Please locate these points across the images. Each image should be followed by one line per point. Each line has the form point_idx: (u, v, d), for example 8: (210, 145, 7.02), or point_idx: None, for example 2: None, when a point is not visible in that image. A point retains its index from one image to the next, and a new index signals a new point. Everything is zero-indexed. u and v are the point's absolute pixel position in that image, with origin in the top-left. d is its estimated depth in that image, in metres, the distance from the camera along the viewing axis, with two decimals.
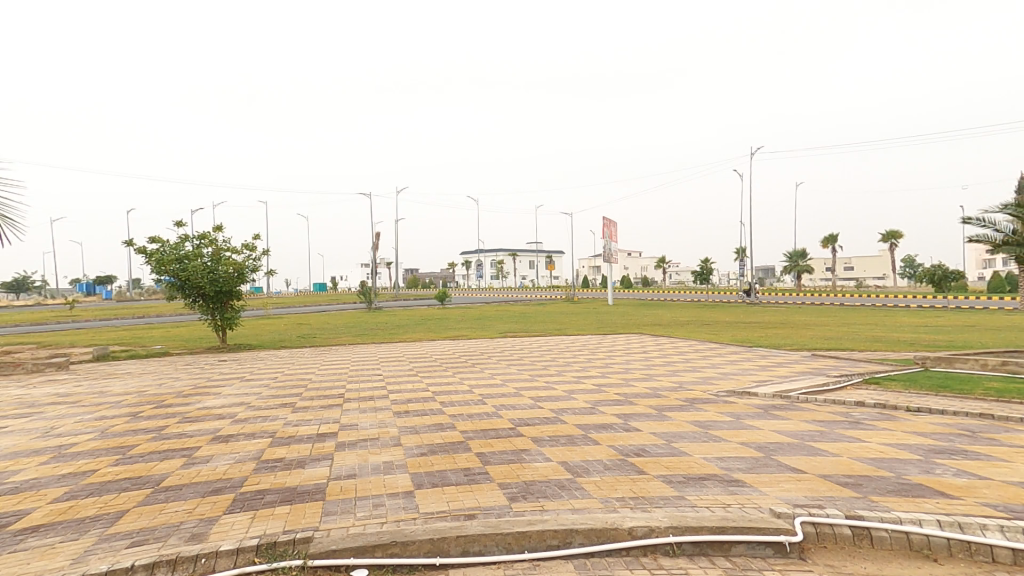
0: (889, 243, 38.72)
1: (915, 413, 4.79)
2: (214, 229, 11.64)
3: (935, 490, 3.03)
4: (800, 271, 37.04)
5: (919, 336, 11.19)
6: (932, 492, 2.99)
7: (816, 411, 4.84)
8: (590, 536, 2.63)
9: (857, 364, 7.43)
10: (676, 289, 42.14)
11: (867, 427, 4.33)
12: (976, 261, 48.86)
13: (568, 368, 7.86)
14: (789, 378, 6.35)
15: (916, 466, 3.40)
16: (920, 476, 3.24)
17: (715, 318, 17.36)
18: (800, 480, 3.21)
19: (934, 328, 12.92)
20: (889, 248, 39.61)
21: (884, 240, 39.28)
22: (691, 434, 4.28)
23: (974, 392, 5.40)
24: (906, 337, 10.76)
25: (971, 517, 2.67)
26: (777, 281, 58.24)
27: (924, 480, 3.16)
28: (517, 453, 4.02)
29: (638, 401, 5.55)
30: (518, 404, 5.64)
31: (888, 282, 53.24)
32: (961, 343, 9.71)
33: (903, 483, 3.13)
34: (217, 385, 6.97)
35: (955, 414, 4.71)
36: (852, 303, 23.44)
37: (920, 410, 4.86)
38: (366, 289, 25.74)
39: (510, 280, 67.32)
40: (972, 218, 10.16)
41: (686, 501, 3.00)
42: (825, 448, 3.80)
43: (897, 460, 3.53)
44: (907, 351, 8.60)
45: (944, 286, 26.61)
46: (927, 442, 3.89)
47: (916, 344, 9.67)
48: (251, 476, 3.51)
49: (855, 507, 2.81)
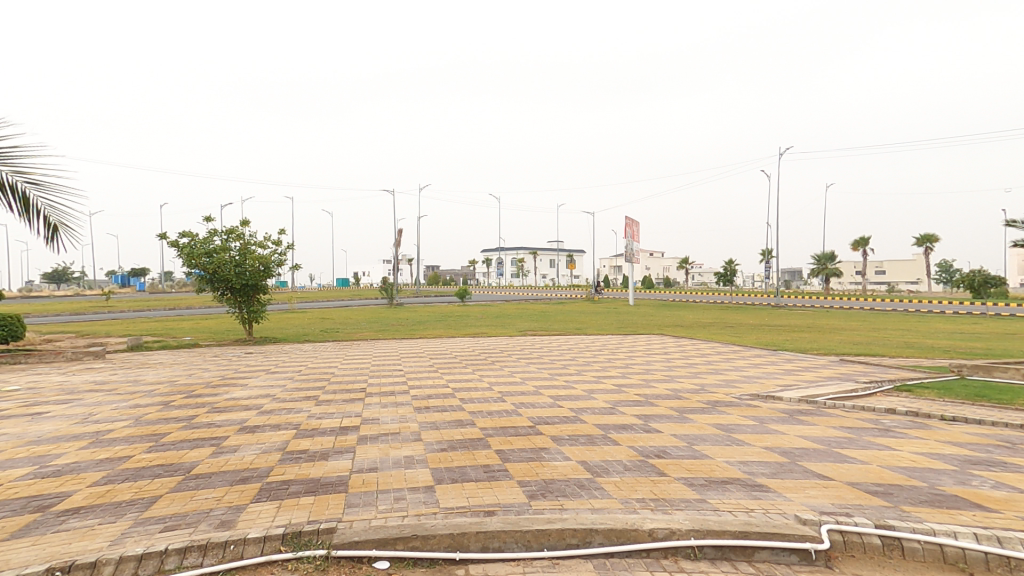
0: (924, 247, 37.60)
1: (949, 422, 4.65)
2: (242, 224, 11.87)
3: (972, 501, 2.93)
4: (829, 274, 36.21)
5: (954, 343, 10.83)
6: (969, 504, 2.90)
7: (844, 418, 4.74)
8: (610, 537, 2.62)
9: (887, 370, 7.23)
10: (701, 291, 41.55)
11: (898, 435, 4.22)
12: (1017, 267, 47.05)
13: (589, 368, 7.83)
14: (816, 383, 6.22)
15: (951, 477, 3.30)
16: (955, 486, 3.15)
17: (739, 320, 17.08)
18: (827, 487, 3.15)
19: (971, 335, 12.50)
20: (923, 251, 38.47)
21: (919, 244, 38.08)
22: (713, 437, 4.23)
23: (1014, 402, 5.22)
24: (941, 344, 10.43)
25: (1009, 532, 2.58)
26: (804, 284, 57.03)
27: (959, 492, 3.07)
28: (536, 451, 4.01)
29: (659, 402, 5.50)
30: (537, 403, 5.63)
31: (922, 287, 51.60)
32: (998, 351, 9.38)
33: (937, 493, 3.04)
34: (244, 377, 7.13)
35: (992, 424, 4.55)
36: (883, 308, 22.80)
37: (955, 419, 4.71)
38: (389, 285, 25.99)
39: (530, 278, 67.26)
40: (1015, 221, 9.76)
41: (708, 505, 2.96)
42: (854, 455, 3.71)
43: (930, 470, 3.43)
44: (940, 359, 8.34)
45: (983, 292, 25.65)
46: (963, 453, 3.78)
47: (951, 351, 9.38)
48: (276, 467, 3.58)
49: (885, 517, 2.74)
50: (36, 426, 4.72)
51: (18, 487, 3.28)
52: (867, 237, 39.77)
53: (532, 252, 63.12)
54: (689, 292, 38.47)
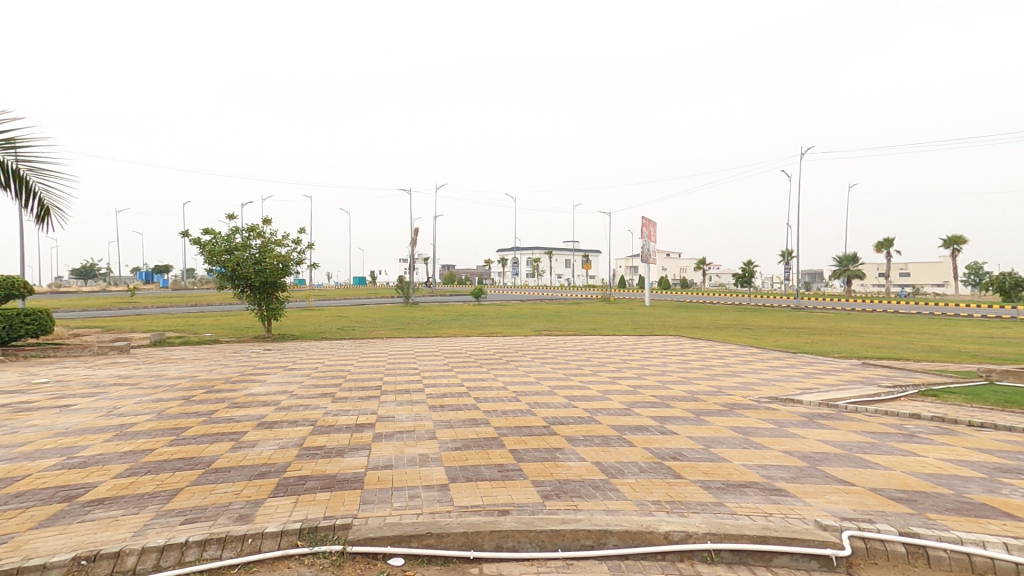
0: (951, 249, 36.73)
1: (977, 429, 4.53)
2: (262, 221, 12.03)
3: (1001, 511, 2.85)
4: (851, 276, 35.47)
5: (982, 347, 10.56)
6: (998, 513, 2.82)
7: (866, 422, 4.64)
8: (625, 538, 2.61)
9: (911, 374, 7.07)
10: (718, 292, 41.02)
11: (923, 441, 4.13)
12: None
13: (605, 368, 7.79)
14: (836, 386, 6.12)
15: (979, 485, 3.21)
16: (984, 495, 3.07)
17: (758, 322, 16.86)
18: (848, 493, 3.08)
19: (1000, 339, 12.16)
20: (949, 253, 37.55)
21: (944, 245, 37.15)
22: (731, 440, 4.17)
23: None
24: (967, 349, 10.17)
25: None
26: (824, 286, 56.07)
27: (988, 500, 2.98)
28: (551, 451, 4.00)
29: (675, 404, 5.45)
30: (552, 403, 5.62)
31: (948, 290, 50.25)
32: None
33: (965, 502, 2.97)
34: (262, 373, 7.24)
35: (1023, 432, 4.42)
36: (906, 311, 22.34)
37: (983, 425, 4.59)
38: (405, 283, 26.13)
39: (546, 278, 67.17)
40: None
41: (725, 508, 2.93)
42: (877, 461, 3.63)
43: (957, 477, 3.34)
44: (967, 363, 8.12)
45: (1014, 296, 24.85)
46: (991, 460, 3.68)
47: (978, 355, 9.15)
48: (294, 462, 3.62)
49: (909, 524, 2.68)
50: (63, 418, 4.85)
51: (45, 477, 3.36)
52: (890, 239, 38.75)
53: (547, 252, 63.04)
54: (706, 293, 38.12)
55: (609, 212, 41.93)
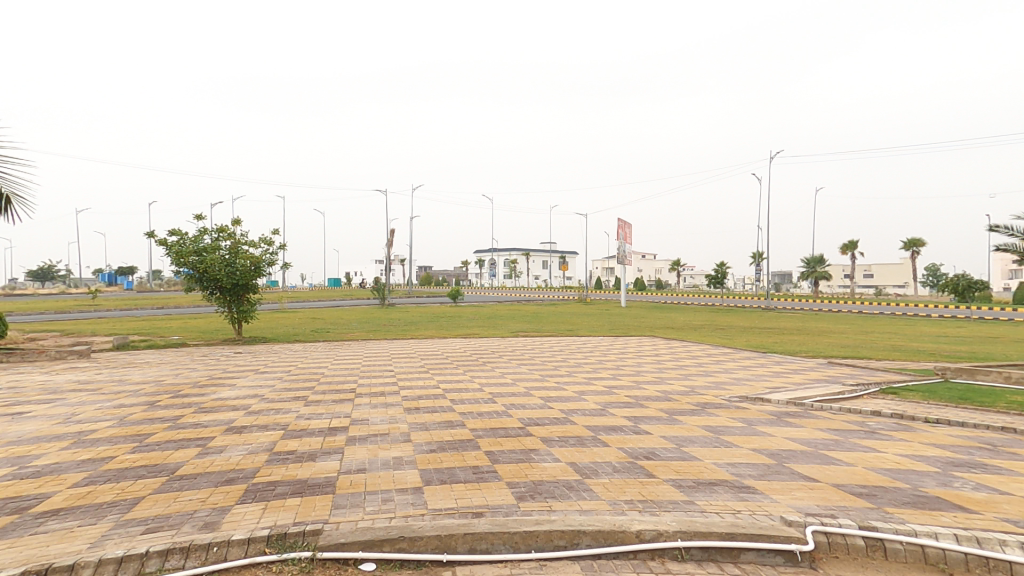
0: (911, 251, 38.04)
1: (932, 424, 4.71)
2: (232, 222, 11.78)
3: (953, 503, 2.97)
4: (818, 277, 36.41)
5: (939, 346, 10.99)
6: (950, 506, 2.93)
7: (830, 420, 4.78)
8: (598, 538, 2.63)
9: (873, 373, 7.31)
10: (690, 293, 41.68)
11: (883, 437, 4.26)
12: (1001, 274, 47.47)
13: (581, 369, 7.85)
14: (804, 385, 6.28)
15: (933, 479, 3.34)
16: (936, 488, 3.19)
17: (730, 322, 17.21)
18: (813, 489, 3.17)
19: (957, 338, 12.67)
20: (909, 255, 38.91)
21: (905, 247, 38.44)
22: (702, 439, 4.25)
23: (995, 405, 5.30)
24: (925, 347, 10.56)
25: (992, 533, 2.61)
26: (793, 287, 57.47)
27: (940, 493, 3.10)
28: (526, 452, 4.02)
29: (649, 404, 5.52)
30: (528, 404, 5.64)
31: (909, 291, 52.07)
32: (982, 354, 9.52)
33: (919, 495, 3.08)
34: (231, 377, 7.09)
35: (974, 427, 4.62)
36: (869, 311, 23.09)
37: (938, 421, 4.77)
38: (380, 285, 25.90)
39: (522, 279, 67.31)
40: (1002, 226, 8.53)
41: (696, 506, 2.98)
42: (840, 457, 3.74)
43: (913, 471, 3.47)
44: (925, 362, 8.44)
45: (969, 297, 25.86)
46: (945, 455, 3.82)
47: (935, 354, 9.52)
48: (263, 468, 3.56)
49: (869, 518, 2.77)
50: (19, 425, 4.68)
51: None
52: (854, 241, 39.91)
53: (524, 253, 63.23)
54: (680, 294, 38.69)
55: (583, 214, 42.33)
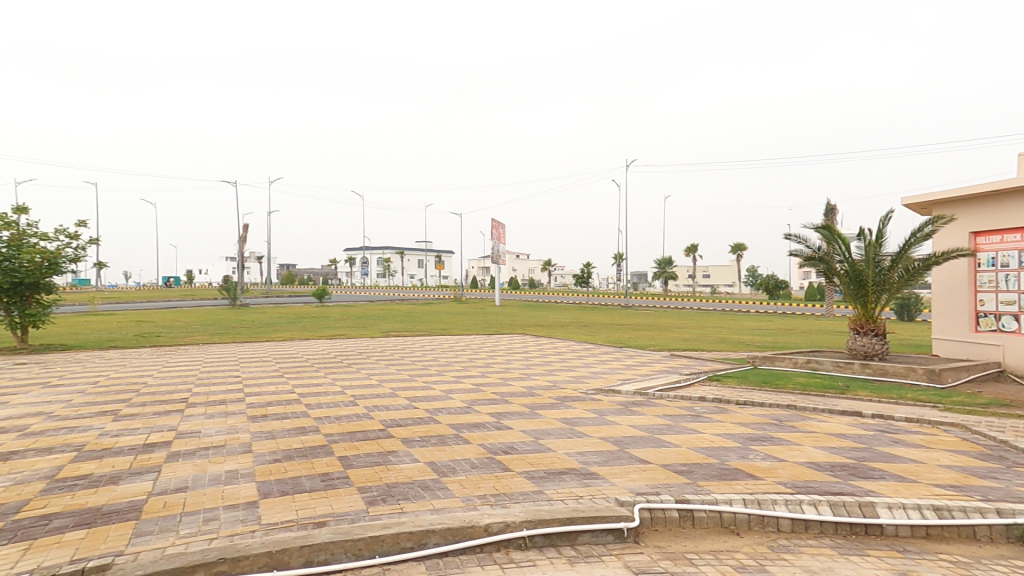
0: (739, 254, 43.83)
1: (741, 405, 5.41)
2: (14, 211, 10.02)
3: (746, 472, 3.42)
4: (668, 277, 40.38)
5: (755, 337, 12.79)
6: (744, 475, 3.37)
7: (666, 406, 5.26)
8: (446, 536, 2.60)
9: (705, 362, 8.23)
10: (557, 291, 43.89)
11: (704, 419, 4.80)
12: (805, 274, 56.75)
13: (449, 368, 7.81)
14: (649, 376, 6.87)
15: (735, 453, 3.82)
16: (737, 461, 3.65)
17: (591, 319, 18.39)
18: (645, 470, 3.44)
19: (769, 330, 14.88)
20: (737, 258, 44.84)
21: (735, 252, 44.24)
22: (558, 431, 4.43)
23: (786, 387, 6.32)
24: (746, 338, 12.21)
25: (770, 495, 3.06)
26: (648, 286, 63.10)
27: (739, 465, 3.55)
28: (383, 455, 3.88)
29: (513, 400, 5.64)
30: (391, 405, 5.47)
31: (739, 289, 59.96)
32: (786, 343, 11.26)
33: (724, 468, 3.50)
34: (17, 392, 5.93)
35: (769, 405, 5.41)
36: (706, 307, 26.16)
37: (745, 402, 5.51)
38: (229, 284, 23.66)
39: (397, 278, 65.93)
40: (795, 235, 8.50)
41: (543, 495, 3.08)
42: (669, 440, 4.13)
43: (722, 448, 3.94)
44: (746, 351, 9.71)
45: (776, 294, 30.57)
46: (747, 431, 4.40)
47: (753, 345, 11.03)
48: (34, 500, 3.01)
49: (685, 492, 3.08)
50: None
51: None
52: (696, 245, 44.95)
53: (398, 252, 61.99)
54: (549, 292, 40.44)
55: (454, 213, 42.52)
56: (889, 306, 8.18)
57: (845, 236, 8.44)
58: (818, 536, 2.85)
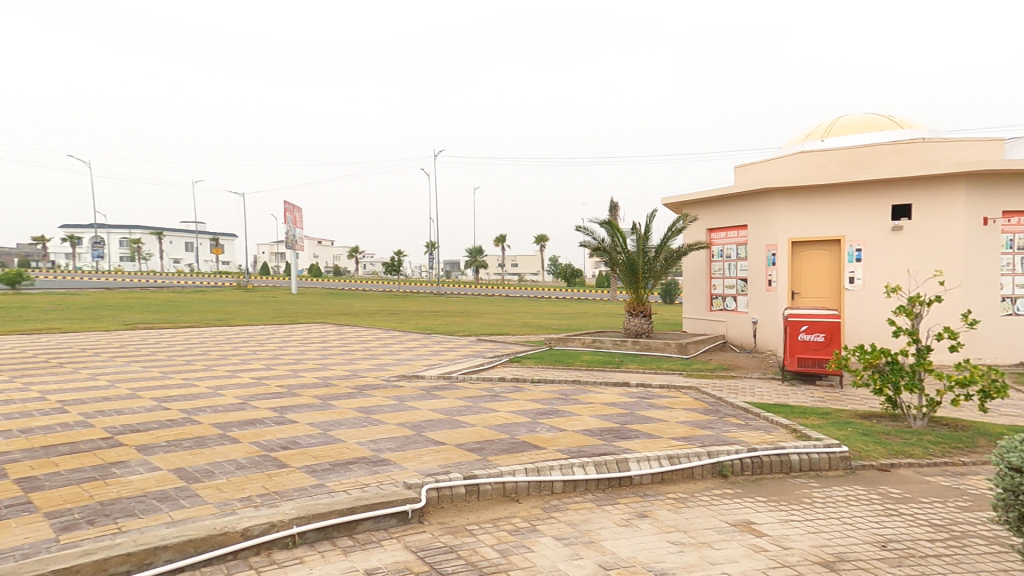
0: (539, 246, 47.64)
1: (535, 384, 5.83)
2: None
3: (531, 444, 3.69)
4: (480, 267, 42.12)
5: (551, 320, 14.07)
6: (528, 447, 3.63)
7: (468, 389, 5.42)
8: (183, 550, 2.27)
9: (507, 346, 8.71)
10: (365, 280, 42.62)
11: (500, 399, 5.04)
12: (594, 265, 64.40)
13: (225, 362, 6.97)
14: (453, 361, 7.00)
15: (524, 427, 4.09)
16: (526, 434, 3.91)
17: (400, 307, 18.30)
18: (439, 451, 3.47)
19: (563, 314, 16.51)
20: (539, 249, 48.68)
21: (537, 243, 48.01)
22: (352, 421, 4.23)
23: (574, 364, 7.10)
24: (543, 322, 13.35)
25: (548, 462, 3.37)
26: (459, 274, 65.06)
27: (526, 438, 3.82)
28: (100, 468, 3.25)
29: (301, 393, 5.24)
30: (130, 408, 4.66)
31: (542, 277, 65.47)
32: (576, 326, 12.61)
33: (513, 442, 3.71)
34: None
35: (560, 382, 5.92)
36: (512, 294, 27.97)
37: (539, 380, 5.98)
38: None
39: (175, 264, 57.20)
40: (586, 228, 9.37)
41: (324, 489, 2.90)
42: (466, 420, 4.25)
43: (513, 424, 4.18)
44: (542, 335, 10.59)
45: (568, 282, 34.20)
46: (537, 407, 4.76)
47: (548, 328, 12.12)
48: None
49: (473, 468, 3.19)
50: None
51: None
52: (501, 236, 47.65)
53: (176, 233, 53.76)
54: (356, 281, 39.07)
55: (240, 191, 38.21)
56: (655, 291, 9.57)
57: (622, 230, 9.56)
58: (588, 495, 3.20)
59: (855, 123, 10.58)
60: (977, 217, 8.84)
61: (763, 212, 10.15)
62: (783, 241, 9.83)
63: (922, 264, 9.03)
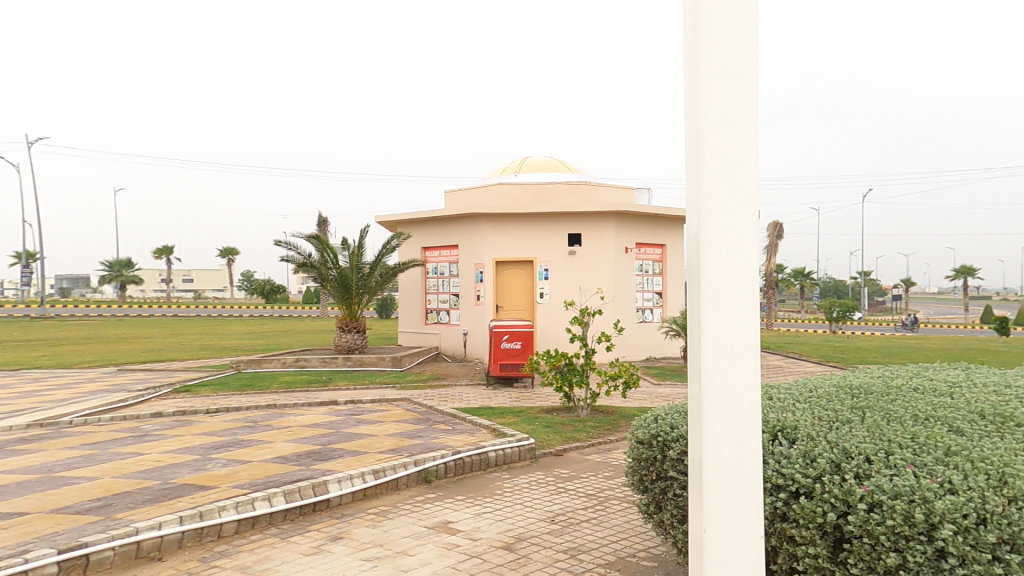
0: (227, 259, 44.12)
1: (211, 414, 6.58)
2: None
3: (196, 485, 4.09)
4: (125, 282, 37.12)
5: (242, 343, 14.22)
6: (191, 489, 4.03)
7: (94, 432, 5.83)
8: None
9: (166, 377, 9.25)
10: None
11: (152, 437, 5.62)
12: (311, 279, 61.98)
13: None
14: (71, 403, 7.35)
15: (191, 467, 4.53)
16: (189, 475, 4.32)
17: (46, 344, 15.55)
18: (13, 526, 3.43)
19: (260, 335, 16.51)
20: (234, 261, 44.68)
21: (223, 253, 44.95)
22: None
23: (271, 387, 8.04)
24: (233, 346, 13.65)
25: (216, 504, 3.71)
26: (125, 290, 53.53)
27: (187, 479, 4.21)
28: None
29: None
30: None
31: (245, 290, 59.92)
32: (268, 346, 13.21)
33: (169, 487, 4.07)
34: None
35: (243, 408, 6.72)
36: (186, 314, 25.78)
37: (217, 410, 6.71)
38: None
39: None
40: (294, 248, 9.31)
41: None
42: (85, 475, 4.39)
43: (175, 466, 4.59)
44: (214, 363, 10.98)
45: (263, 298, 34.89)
46: (212, 441, 5.33)
47: (233, 351, 12.80)
48: None
49: (83, 535, 3.26)
50: None
51: None
52: (170, 248, 43.65)
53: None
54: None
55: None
56: (368, 306, 9.94)
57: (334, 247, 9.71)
58: (271, 528, 3.69)
59: (537, 164, 12.74)
60: (620, 247, 11.57)
61: (470, 235, 11.49)
62: (488, 260, 11.30)
63: (589, 282, 11.40)
